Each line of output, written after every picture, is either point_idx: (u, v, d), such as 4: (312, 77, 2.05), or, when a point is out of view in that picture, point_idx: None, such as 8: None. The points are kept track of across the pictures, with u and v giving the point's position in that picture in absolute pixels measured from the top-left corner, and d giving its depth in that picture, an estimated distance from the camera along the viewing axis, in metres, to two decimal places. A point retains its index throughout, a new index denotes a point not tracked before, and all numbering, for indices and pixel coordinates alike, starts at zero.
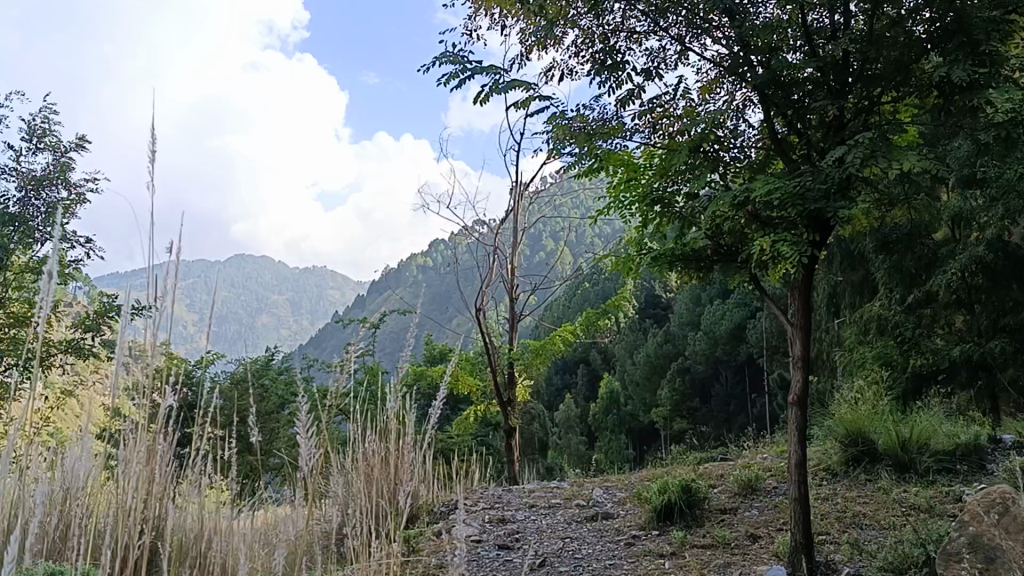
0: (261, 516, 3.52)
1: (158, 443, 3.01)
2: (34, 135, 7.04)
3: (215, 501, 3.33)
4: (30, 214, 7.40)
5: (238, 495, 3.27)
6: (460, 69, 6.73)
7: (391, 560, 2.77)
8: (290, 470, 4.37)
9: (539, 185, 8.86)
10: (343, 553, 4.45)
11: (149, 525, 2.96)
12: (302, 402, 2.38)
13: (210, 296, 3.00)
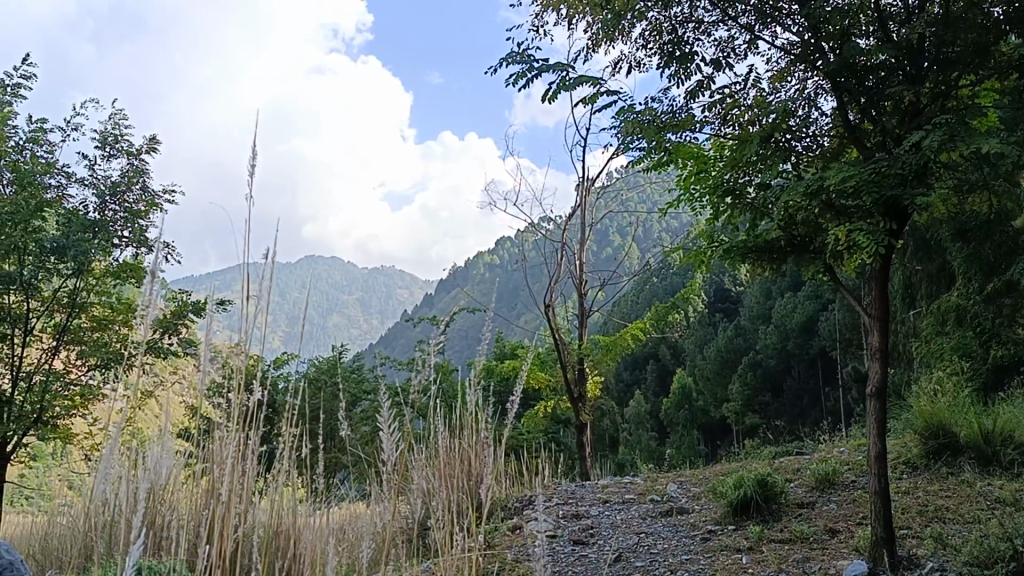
0: (340, 511, 3.56)
1: (242, 440, 3.07)
2: (105, 141, 7.18)
3: (295, 498, 3.38)
4: (111, 220, 7.33)
5: (316, 492, 3.32)
6: (527, 67, 6.76)
7: (470, 555, 2.78)
8: (366, 466, 4.42)
9: (606, 180, 8.82)
10: (421, 547, 4.49)
11: (233, 521, 3.03)
12: (386, 398, 2.41)
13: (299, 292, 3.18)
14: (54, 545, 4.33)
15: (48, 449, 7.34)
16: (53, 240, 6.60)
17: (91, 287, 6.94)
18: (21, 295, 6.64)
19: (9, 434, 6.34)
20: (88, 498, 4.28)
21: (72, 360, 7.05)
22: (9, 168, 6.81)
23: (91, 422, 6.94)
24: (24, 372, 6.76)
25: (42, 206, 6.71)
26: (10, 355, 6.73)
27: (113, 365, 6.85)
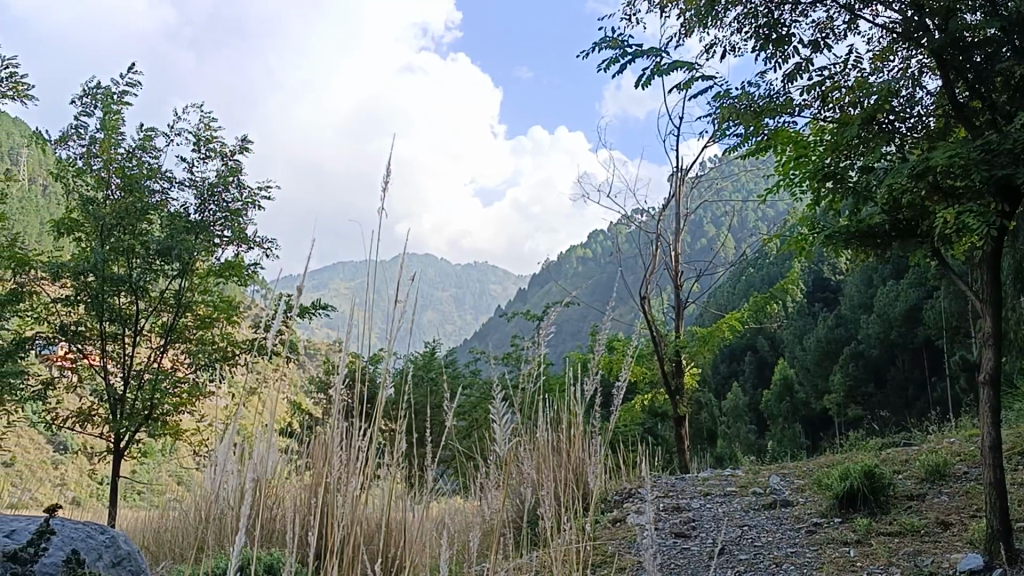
0: (442, 503, 3.60)
1: (348, 435, 3.10)
2: (202, 143, 7.38)
3: (398, 491, 3.42)
4: (212, 220, 7.37)
5: (419, 484, 3.36)
6: (620, 53, 6.71)
7: (576, 546, 2.77)
8: (468, 459, 4.46)
9: (699, 170, 8.70)
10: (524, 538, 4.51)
11: (341, 514, 3.07)
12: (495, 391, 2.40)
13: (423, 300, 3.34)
14: (170, 536, 4.48)
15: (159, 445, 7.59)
16: (159, 243, 6.82)
17: (196, 287, 7.14)
18: (130, 296, 6.88)
19: (123, 431, 6.57)
20: (200, 490, 4.42)
21: (180, 358, 7.21)
22: (116, 173, 7.01)
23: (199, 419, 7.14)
24: (137, 369, 6.98)
25: (148, 210, 6.91)
26: (121, 354, 6.99)
27: (219, 363, 7.04)
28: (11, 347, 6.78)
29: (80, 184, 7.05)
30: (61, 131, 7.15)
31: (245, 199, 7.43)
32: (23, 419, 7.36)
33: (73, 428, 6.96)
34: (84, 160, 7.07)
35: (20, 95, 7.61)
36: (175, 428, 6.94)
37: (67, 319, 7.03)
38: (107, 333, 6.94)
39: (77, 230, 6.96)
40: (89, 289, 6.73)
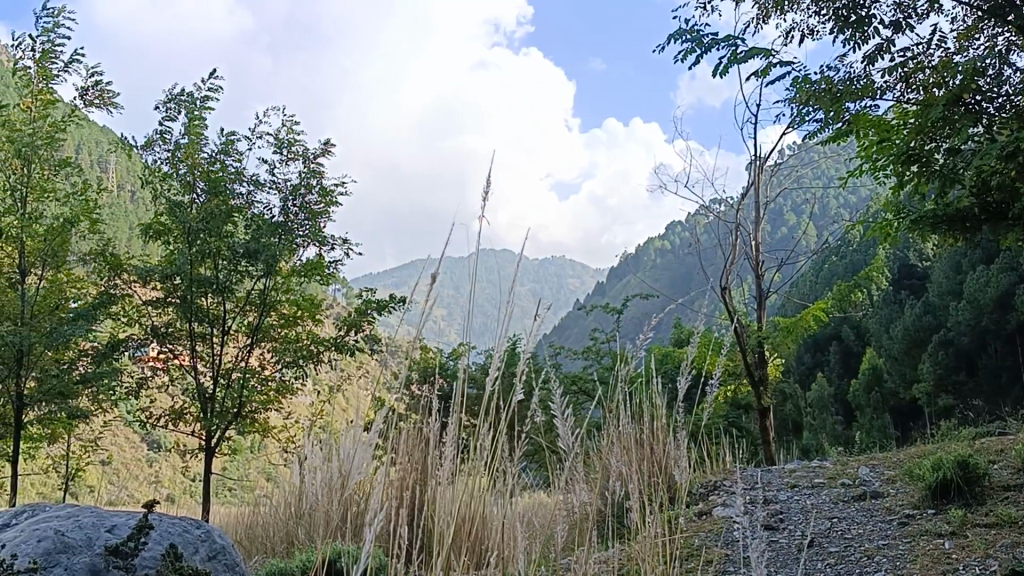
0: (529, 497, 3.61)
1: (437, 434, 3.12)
2: (284, 146, 7.52)
3: (484, 487, 3.43)
4: (294, 220, 7.48)
5: (504, 479, 3.37)
6: (697, 43, 6.65)
7: (666, 537, 2.75)
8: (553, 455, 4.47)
9: (779, 157, 8.58)
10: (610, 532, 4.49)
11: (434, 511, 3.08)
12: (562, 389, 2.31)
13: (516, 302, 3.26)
14: (261, 531, 4.59)
15: (248, 443, 7.75)
16: (244, 244, 6.96)
17: (281, 287, 7.27)
18: (218, 297, 7.06)
19: (214, 429, 6.74)
20: (289, 486, 4.50)
21: (266, 357, 7.34)
22: (201, 177, 7.19)
23: (287, 416, 7.27)
24: (226, 368, 7.14)
25: (232, 212, 7.06)
26: (210, 354, 7.16)
27: (304, 362, 7.16)
28: (106, 349, 7.01)
29: (166, 188, 7.24)
30: (148, 137, 7.36)
31: (326, 200, 7.52)
32: (119, 418, 7.60)
33: (166, 426, 7.16)
34: (170, 165, 7.27)
35: (107, 103, 7.84)
36: (263, 426, 7.08)
37: (158, 320, 7.26)
38: (196, 333, 7.12)
39: (164, 234, 7.15)
40: (178, 291, 6.91)
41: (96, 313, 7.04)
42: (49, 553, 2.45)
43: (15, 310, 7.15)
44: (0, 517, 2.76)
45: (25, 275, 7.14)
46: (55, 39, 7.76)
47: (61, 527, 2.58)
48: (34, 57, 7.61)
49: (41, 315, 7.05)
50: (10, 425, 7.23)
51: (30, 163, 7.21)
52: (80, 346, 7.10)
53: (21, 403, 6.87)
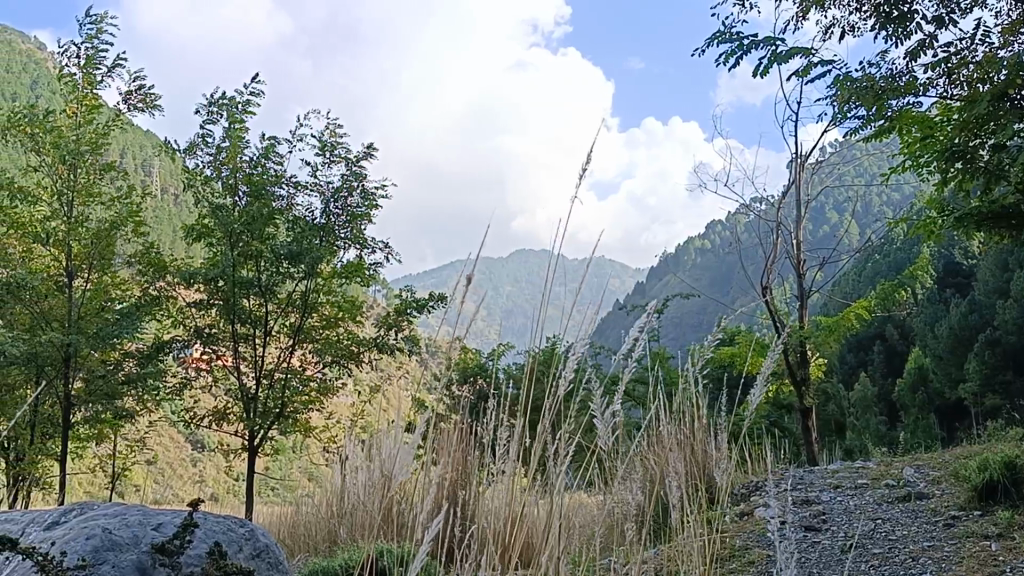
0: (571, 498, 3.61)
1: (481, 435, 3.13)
2: (326, 149, 7.57)
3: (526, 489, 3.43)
4: (336, 222, 7.52)
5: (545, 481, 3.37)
6: (736, 44, 6.61)
7: (711, 538, 2.74)
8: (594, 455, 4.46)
9: (820, 154, 8.49)
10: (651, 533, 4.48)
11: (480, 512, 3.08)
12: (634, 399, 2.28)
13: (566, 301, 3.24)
14: (303, 530, 4.63)
15: (290, 443, 7.82)
16: (286, 246, 7.01)
17: (322, 288, 7.33)
18: (260, 298, 7.15)
19: (257, 429, 6.81)
20: (331, 485, 4.53)
21: (308, 357, 7.40)
22: (243, 180, 7.26)
23: (328, 416, 7.33)
24: (268, 369, 7.22)
25: (274, 214, 7.12)
26: (252, 355, 7.24)
27: (345, 362, 7.21)
28: (151, 350, 7.10)
29: (209, 191, 7.32)
30: (190, 141, 7.45)
31: (368, 202, 7.56)
32: (164, 418, 7.70)
33: (210, 426, 7.25)
34: (213, 168, 7.35)
35: (150, 107, 7.94)
36: (305, 426, 7.14)
37: (202, 321, 7.38)
38: (239, 334, 7.19)
39: (208, 236, 7.24)
40: (221, 293, 7.00)
41: (141, 314, 7.14)
42: (97, 551, 2.49)
43: (62, 312, 7.27)
44: (50, 515, 2.80)
45: (71, 278, 7.27)
46: (99, 44, 7.88)
47: (108, 525, 2.62)
48: (79, 62, 7.73)
49: (88, 317, 7.17)
50: (58, 425, 7.35)
51: (76, 167, 7.33)
52: (125, 347, 7.21)
53: (69, 403, 6.98)
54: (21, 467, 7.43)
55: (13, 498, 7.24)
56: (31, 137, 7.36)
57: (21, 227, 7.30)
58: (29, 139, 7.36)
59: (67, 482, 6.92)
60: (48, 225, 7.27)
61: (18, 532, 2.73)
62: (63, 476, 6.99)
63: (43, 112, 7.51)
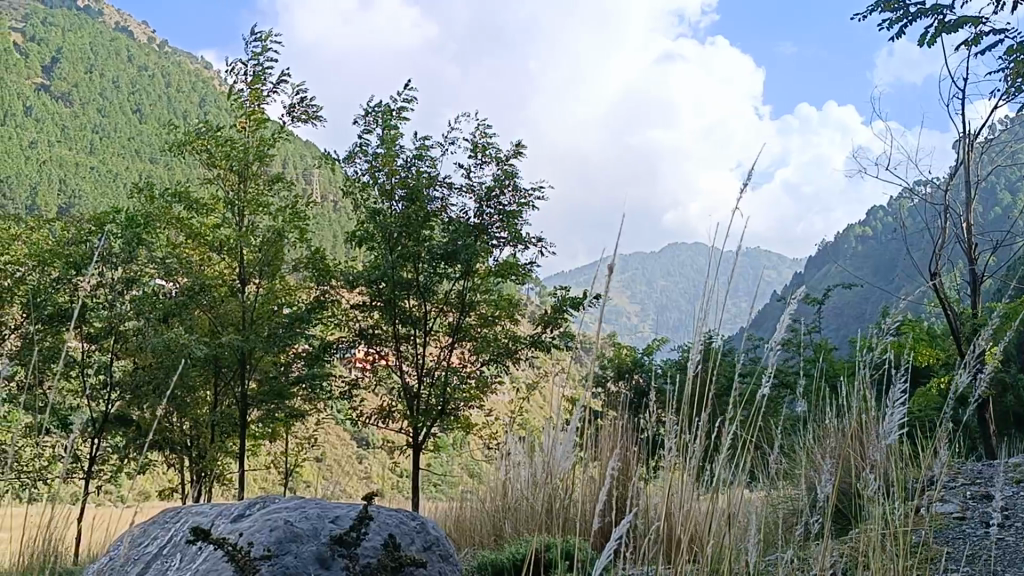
0: (745, 494, 3.56)
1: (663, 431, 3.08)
2: (477, 150, 7.69)
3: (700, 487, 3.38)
4: (490, 222, 7.56)
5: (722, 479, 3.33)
6: (899, 13, 6.37)
7: (894, 540, 2.68)
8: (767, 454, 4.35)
9: (990, 132, 8.07)
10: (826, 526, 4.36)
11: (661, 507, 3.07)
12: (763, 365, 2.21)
13: (716, 305, 2.85)
14: (470, 524, 4.74)
15: (452, 440, 7.99)
16: (442, 247, 7.18)
17: (479, 288, 7.42)
18: (419, 299, 7.38)
19: (421, 425, 7.00)
20: (499, 479, 4.62)
21: (467, 355, 7.53)
22: (399, 184, 7.45)
23: (489, 412, 7.44)
24: (429, 368, 7.40)
25: (430, 216, 7.28)
26: (414, 355, 7.44)
27: (504, 358, 7.30)
28: (318, 351, 7.41)
29: (367, 198, 7.57)
30: (349, 150, 7.69)
31: (521, 200, 7.58)
32: (332, 416, 8.00)
33: (376, 423, 7.49)
34: (370, 175, 7.58)
35: (311, 118, 8.25)
36: (466, 423, 7.28)
37: (364, 322, 7.66)
38: (400, 333, 7.44)
39: (368, 240, 7.48)
40: (382, 295, 7.29)
41: (309, 317, 7.45)
42: (280, 541, 2.62)
43: (237, 317, 7.65)
44: (236, 508, 2.96)
45: (244, 284, 7.64)
46: (264, 61, 8.24)
47: (290, 517, 2.75)
48: (246, 79, 8.10)
49: (261, 321, 7.53)
50: (236, 424, 7.75)
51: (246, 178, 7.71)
52: (294, 348, 7.53)
53: (245, 403, 7.36)
54: (203, 463, 7.87)
55: (197, 493, 7.69)
56: (205, 151, 7.78)
57: (198, 236, 7.72)
58: (203, 153, 7.78)
59: (246, 478, 7.30)
60: (222, 233, 7.67)
61: (209, 523, 2.90)
62: (241, 472, 7.38)
63: (215, 127, 7.92)
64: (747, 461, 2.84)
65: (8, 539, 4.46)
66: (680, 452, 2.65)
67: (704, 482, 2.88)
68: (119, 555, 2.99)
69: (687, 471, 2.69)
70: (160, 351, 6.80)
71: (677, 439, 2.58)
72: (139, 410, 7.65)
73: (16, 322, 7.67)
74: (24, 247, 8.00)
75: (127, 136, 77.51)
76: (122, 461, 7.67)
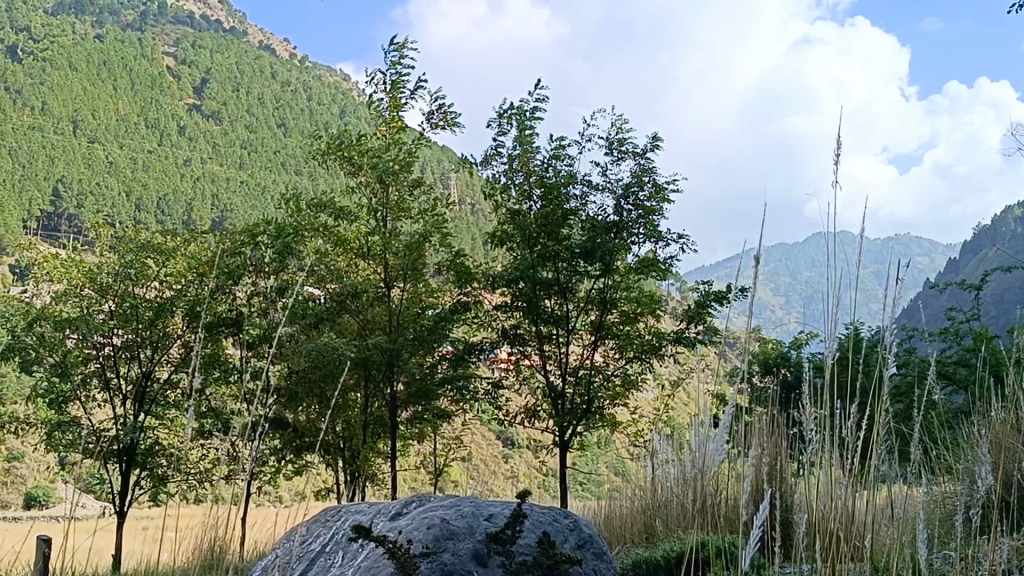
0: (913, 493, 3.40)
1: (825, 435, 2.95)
2: (614, 146, 7.65)
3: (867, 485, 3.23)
4: (629, 219, 7.47)
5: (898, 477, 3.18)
6: None
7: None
8: (938, 453, 4.13)
9: None
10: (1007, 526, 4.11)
11: (823, 512, 2.96)
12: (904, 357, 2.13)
13: (863, 299, 2.73)
14: (622, 522, 4.72)
15: (598, 439, 7.98)
16: (581, 245, 7.18)
17: (620, 285, 7.36)
18: (560, 299, 7.43)
19: (567, 425, 7.03)
20: (650, 477, 4.60)
21: (610, 354, 7.49)
22: (536, 184, 7.48)
23: (634, 411, 7.40)
24: (572, 368, 7.40)
25: (568, 216, 7.29)
26: (556, 354, 7.47)
27: (647, 356, 7.24)
28: (463, 352, 7.52)
29: (506, 199, 7.66)
30: (486, 153, 7.77)
31: (662, 195, 7.46)
32: (478, 417, 8.11)
33: (522, 423, 7.56)
34: (508, 177, 7.64)
35: (450, 124, 8.38)
36: (611, 421, 7.27)
37: (507, 323, 7.73)
38: (542, 333, 7.51)
39: (509, 241, 7.55)
40: (523, 295, 7.38)
41: (453, 318, 7.56)
42: (437, 540, 2.67)
43: (385, 320, 7.84)
44: (393, 506, 3.04)
45: (390, 288, 7.82)
46: (402, 69, 8.41)
47: (446, 515, 2.79)
48: (385, 88, 8.28)
49: (407, 323, 7.69)
50: (387, 425, 7.95)
51: (388, 185, 7.91)
52: (439, 350, 7.66)
53: (394, 405, 7.54)
54: (356, 463, 8.10)
55: (352, 494, 7.93)
56: (349, 160, 8.01)
57: (344, 244, 7.95)
58: (347, 162, 8.02)
59: (397, 477, 7.48)
60: (368, 239, 7.89)
61: (368, 522, 2.98)
62: (392, 472, 7.57)
63: (357, 136, 8.14)
64: (910, 460, 2.71)
65: (183, 535, 4.72)
66: (834, 447, 2.55)
67: (864, 477, 2.76)
68: (285, 551, 3.11)
69: (845, 464, 2.61)
70: (312, 356, 7.07)
71: (831, 434, 2.49)
72: (294, 413, 7.94)
73: (180, 331, 8.26)
74: (184, 259, 8.43)
75: (270, 151, 80.58)
76: (280, 462, 7.97)
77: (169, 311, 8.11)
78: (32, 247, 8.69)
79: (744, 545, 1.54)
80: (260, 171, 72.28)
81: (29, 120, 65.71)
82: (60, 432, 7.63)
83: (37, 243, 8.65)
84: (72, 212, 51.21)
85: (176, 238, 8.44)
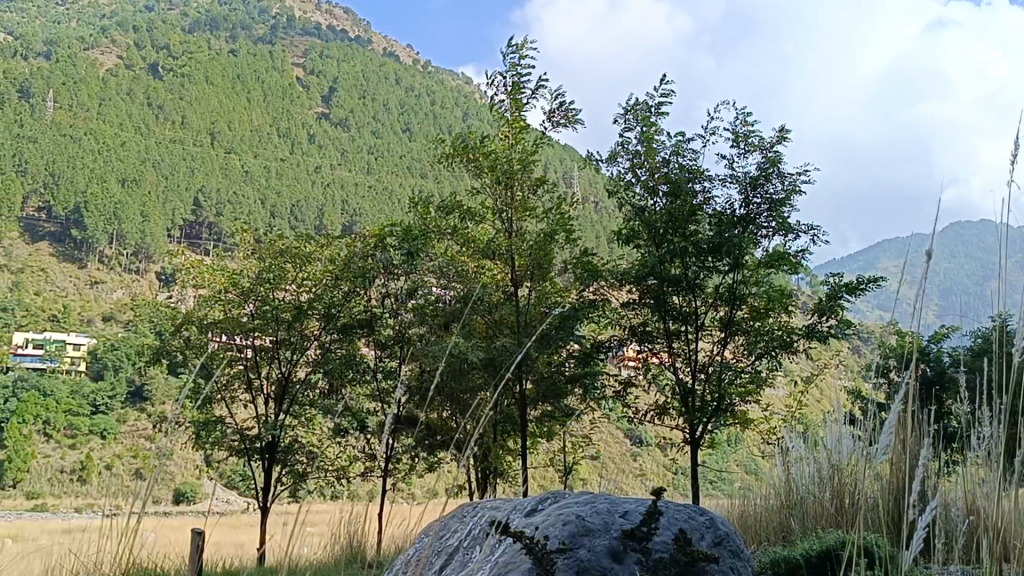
0: None
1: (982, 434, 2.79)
2: (739, 139, 7.52)
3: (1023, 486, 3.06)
4: (757, 212, 7.34)
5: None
6: None
7: None
8: None
9: None
10: None
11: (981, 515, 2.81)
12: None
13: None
14: (759, 521, 4.65)
15: (730, 436, 7.87)
16: (709, 240, 7.08)
17: (750, 279, 7.23)
18: (688, 295, 7.32)
19: (697, 423, 6.95)
20: (788, 474, 4.52)
21: (741, 351, 7.35)
22: (661, 180, 7.44)
23: (766, 408, 7.26)
24: (701, 364, 7.32)
25: (694, 210, 7.21)
26: (685, 351, 7.39)
27: (778, 352, 7.07)
28: (588, 351, 7.66)
29: (631, 196, 7.65)
30: (611, 151, 7.76)
31: (791, 187, 7.28)
32: (607, 414, 8.11)
33: (651, 420, 7.52)
34: (632, 173, 7.63)
35: (572, 122, 8.39)
36: (743, 418, 7.17)
37: (634, 321, 7.70)
38: (671, 331, 7.41)
39: (635, 238, 7.53)
40: (650, 292, 7.31)
41: (579, 317, 7.59)
42: (573, 536, 2.68)
43: (512, 320, 7.92)
44: (528, 503, 3.07)
45: (517, 288, 7.90)
46: (523, 70, 8.46)
47: (582, 512, 2.80)
48: (506, 89, 8.35)
49: (534, 322, 7.75)
50: (516, 423, 8.02)
51: (513, 186, 7.98)
52: (567, 348, 7.70)
53: (522, 404, 7.60)
54: (486, 461, 8.19)
55: (483, 492, 8.03)
56: (473, 162, 8.11)
57: (471, 244, 8.05)
58: (471, 164, 8.12)
59: (527, 474, 7.54)
60: (494, 239, 7.98)
61: (504, 518, 3.02)
62: (522, 469, 7.64)
63: (481, 138, 8.24)
64: None
65: (324, 529, 4.87)
66: (980, 442, 2.43)
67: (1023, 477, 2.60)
68: (423, 547, 3.17)
69: (1001, 459, 2.48)
70: (443, 355, 7.23)
71: (983, 430, 2.37)
72: (426, 412, 8.10)
73: (316, 332, 8.49)
74: (318, 263, 8.69)
75: (394, 155, 82.33)
76: (413, 460, 8.14)
77: (307, 312, 8.34)
78: (179, 254, 9.12)
79: (912, 545, 1.47)
80: (386, 175, 73.96)
81: (169, 135, 68.93)
82: (206, 430, 7.97)
83: (180, 250, 9.05)
84: (213, 221, 53.71)
85: (310, 242, 8.70)
